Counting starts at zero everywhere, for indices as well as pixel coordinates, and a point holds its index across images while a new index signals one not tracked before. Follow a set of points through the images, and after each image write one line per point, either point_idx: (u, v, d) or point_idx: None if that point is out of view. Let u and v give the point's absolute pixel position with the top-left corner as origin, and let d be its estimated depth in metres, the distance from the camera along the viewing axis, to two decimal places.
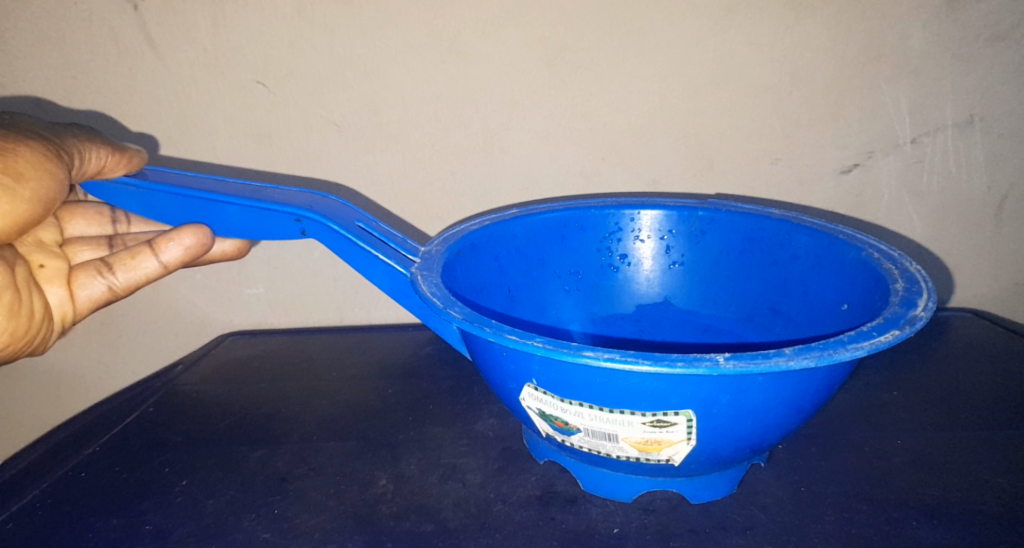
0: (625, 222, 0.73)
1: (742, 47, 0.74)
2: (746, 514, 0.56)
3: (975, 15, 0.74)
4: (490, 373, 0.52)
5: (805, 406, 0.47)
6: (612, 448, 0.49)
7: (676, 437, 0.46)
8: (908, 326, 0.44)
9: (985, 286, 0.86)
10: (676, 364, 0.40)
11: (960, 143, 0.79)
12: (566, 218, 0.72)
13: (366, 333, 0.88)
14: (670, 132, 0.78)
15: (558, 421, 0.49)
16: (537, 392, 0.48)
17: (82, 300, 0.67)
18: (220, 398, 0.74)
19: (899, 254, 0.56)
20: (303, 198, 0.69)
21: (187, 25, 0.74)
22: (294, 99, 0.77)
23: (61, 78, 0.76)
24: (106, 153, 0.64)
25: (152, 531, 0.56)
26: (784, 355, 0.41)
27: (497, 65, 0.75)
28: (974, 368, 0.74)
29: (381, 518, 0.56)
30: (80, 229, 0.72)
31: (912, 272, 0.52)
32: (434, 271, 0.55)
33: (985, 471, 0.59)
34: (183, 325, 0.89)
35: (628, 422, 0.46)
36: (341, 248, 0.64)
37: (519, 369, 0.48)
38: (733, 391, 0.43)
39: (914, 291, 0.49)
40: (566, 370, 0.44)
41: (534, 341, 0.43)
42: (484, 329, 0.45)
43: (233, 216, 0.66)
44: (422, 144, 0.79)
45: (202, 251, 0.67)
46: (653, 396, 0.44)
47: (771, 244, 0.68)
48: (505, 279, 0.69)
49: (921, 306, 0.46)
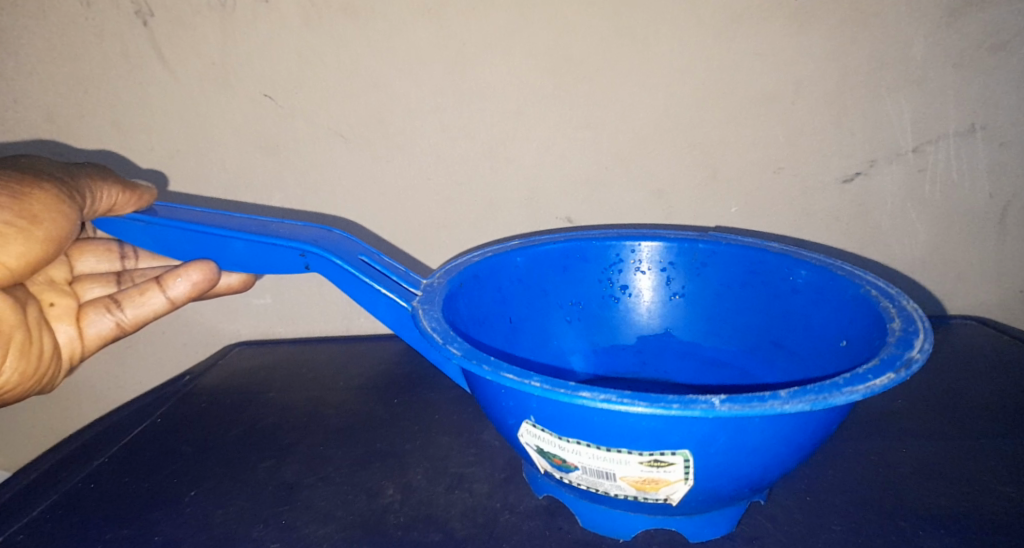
0: (626, 254, 0.73)
1: (746, 57, 0.75)
2: (753, 523, 0.56)
3: (978, 24, 0.74)
4: (488, 409, 0.52)
5: (803, 446, 0.47)
6: (609, 487, 0.48)
7: (674, 477, 0.46)
8: (903, 369, 0.44)
9: (991, 293, 0.86)
10: (672, 404, 0.41)
11: (963, 151, 0.79)
12: (568, 249, 0.72)
13: (373, 343, 0.88)
14: (673, 142, 0.79)
15: (556, 458, 0.49)
16: (535, 429, 0.48)
17: (90, 337, 0.68)
18: (223, 411, 0.75)
19: (897, 292, 0.56)
20: (307, 233, 0.69)
21: (196, 41, 0.75)
22: (300, 112, 0.78)
23: (73, 93, 0.77)
24: (117, 191, 0.64)
25: (162, 541, 0.57)
26: (779, 397, 0.41)
27: (501, 77, 0.76)
28: (980, 376, 0.74)
29: (388, 528, 0.57)
30: (89, 265, 0.72)
31: (910, 312, 0.52)
32: (436, 305, 0.56)
33: (993, 480, 0.59)
34: (190, 335, 0.89)
35: (625, 461, 0.46)
36: (343, 281, 0.65)
37: (517, 406, 0.48)
38: (729, 431, 0.43)
39: (910, 331, 0.49)
40: (564, 408, 0.45)
41: (531, 380, 0.44)
42: (482, 367, 0.45)
43: (239, 251, 0.66)
44: (427, 155, 0.80)
45: (208, 285, 0.69)
46: (649, 436, 0.44)
47: (771, 276, 0.68)
48: (506, 310, 0.69)
49: (916, 348, 0.46)
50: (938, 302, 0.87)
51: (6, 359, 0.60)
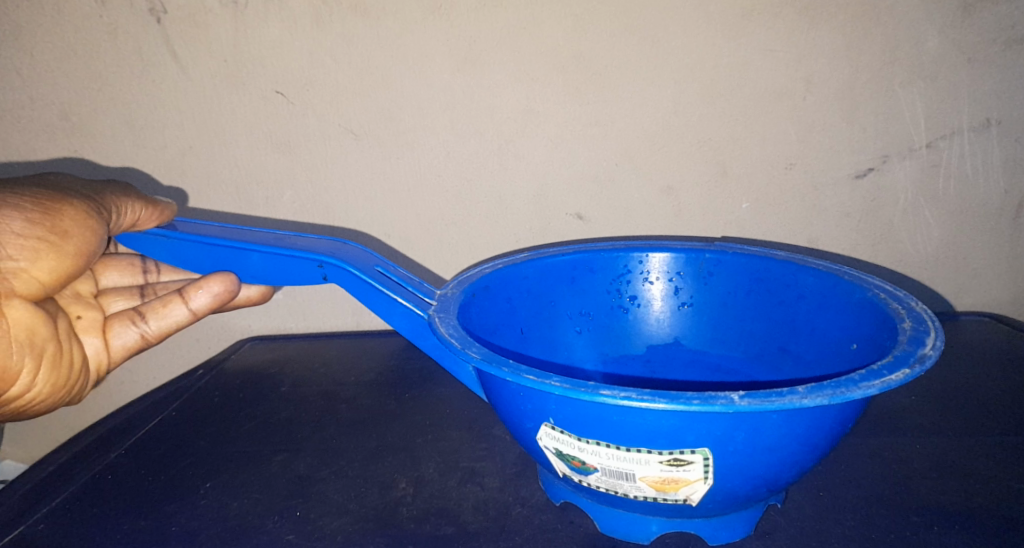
0: (634, 264, 0.73)
1: (757, 52, 0.74)
2: (766, 518, 0.56)
3: (992, 18, 0.73)
4: (506, 413, 0.52)
5: (818, 445, 0.47)
6: (629, 488, 0.49)
7: (694, 476, 0.46)
8: (918, 364, 0.44)
9: (1005, 290, 0.85)
10: (692, 401, 0.41)
11: (977, 147, 0.78)
12: (577, 261, 0.73)
13: (385, 339, 0.89)
14: (684, 137, 0.78)
15: (575, 461, 0.49)
16: (554, 432, 0.49)
17: (116, 349, 0.69)
18: (240, 405, 0.76)
19: (905, 293, 0.56)
20: (323, 244, 0.70)
21: (208, 39, 0.76)
22: (311, 109, 0.78)
23: (86, 91, 0.78)
24: (141, 207, 0.66)
25: (180, 533, 0.58)
26: (797, 392, 0.41)
27: (512, 74, 0.76)
28: (993, 372, 0.74)
29: (402, 521, 0.57)
30: (113, 280, 0.74)
31: (920, 312, 0.52)
32: (451, 313, 0.56)
33: (1009, 477, 0.59)
34: (203, 331, 0.90)
35: (645, 461, 0.46)
36: (360, 292, 0.65)
37: (535, 408, 0.48)
38: (747, 428, 0.44)
39: (921, 329, 0.49)
40: (584, 408, 0.45)
41: (551, 380, 0.44)
42: (502, 369, 0.46)
43: (257, 264, 0.67)
44: (437, 151, 0.80)
45: (229, 297, 0.69)
46: (669, 435, 0.44)
47: (778, 284, 0.69)
48: (517, 320, 0.70)
49: (928, 344, 0.46)
50: (951, 299, 0.86)
51: (37, 372, 0.61)
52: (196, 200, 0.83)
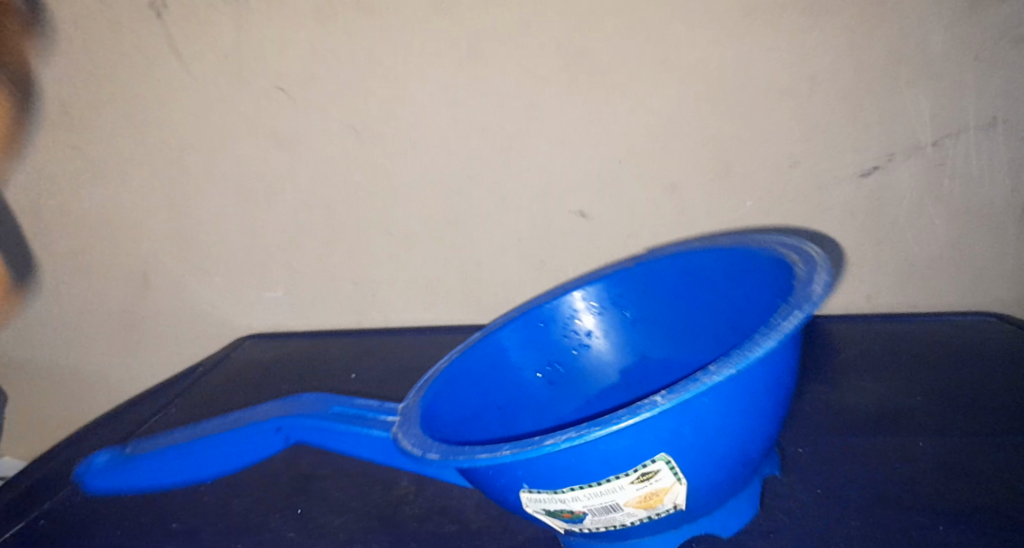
0: (567, 309, 0.67)
1: (760, 50, 0.74)
2: (770, 518, 0.56)
3: (1000, 17, 0.73)
4: (484, 484, 0.50)
5: (766, 406, 0.47)
6: (622, 517, 0.47)
7: (667, 482, 0.46)
8: (809, 302, 0.45)
9: (1011, 289, 0.85)
10: (622, 417, 0.41)
11: (983, 145, 0.78)
12: (520, 323, 0.65)
13: (388, 337, 0.88)
14: (687, 135, 0.78)
15: (564, 512, 0.47)
16: (533, 495, 0.47)
17: None
18: (238, 403, 0.77)
19: (798, 239, 0.56)
20: None
21: (210, 35, 0.76)
22: (313, 105, 0.78)
23: (90, 87, 0.79)
24: None
25: (181, 532, 0.57)
26: (710, 372, 0.42)
27: (515, 70, 0.76)
28: (997, 367, 0.72)
29: (404, 519, 0.57)
30: None
31: (809, 252, 0.52)
32: (410, 421, 0.50)
33: (1015, 476, 0.58)
34: (205, 327, 0.91)
35: (618, 487, 0.45)
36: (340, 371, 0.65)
37: (507, 478, 0.47)
38: (690, 421, 0.44)
39: (811, 265, 0.50)
40: (541, 463, 0.44)
41: (502, 451, 0.43)
42: (458, 459, 0.44)
43: None
44: (439, 148, 0.80)
45: None
46: (622, 455, 0.44)
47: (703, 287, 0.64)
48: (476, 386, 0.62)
49: (817, 280, 0.47)
50: (955, 299, 0.86)
51: None
52: (200, 196, 0.84)
